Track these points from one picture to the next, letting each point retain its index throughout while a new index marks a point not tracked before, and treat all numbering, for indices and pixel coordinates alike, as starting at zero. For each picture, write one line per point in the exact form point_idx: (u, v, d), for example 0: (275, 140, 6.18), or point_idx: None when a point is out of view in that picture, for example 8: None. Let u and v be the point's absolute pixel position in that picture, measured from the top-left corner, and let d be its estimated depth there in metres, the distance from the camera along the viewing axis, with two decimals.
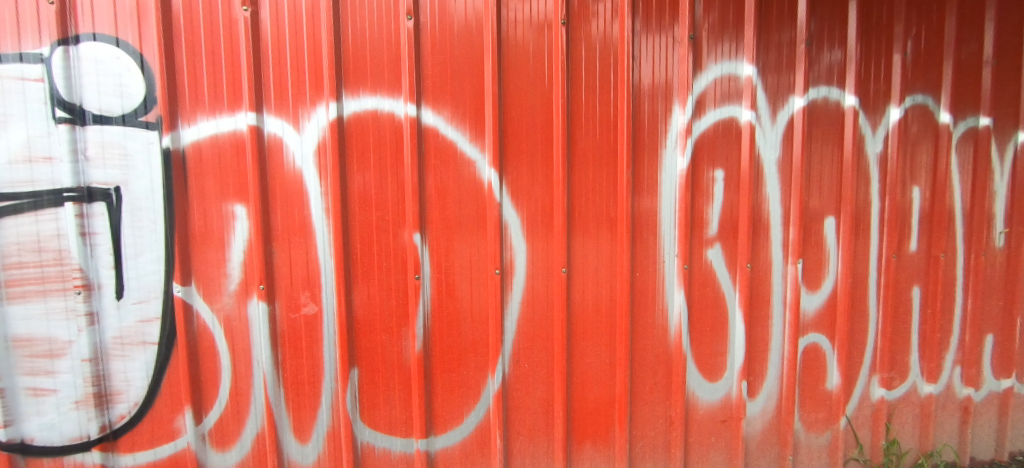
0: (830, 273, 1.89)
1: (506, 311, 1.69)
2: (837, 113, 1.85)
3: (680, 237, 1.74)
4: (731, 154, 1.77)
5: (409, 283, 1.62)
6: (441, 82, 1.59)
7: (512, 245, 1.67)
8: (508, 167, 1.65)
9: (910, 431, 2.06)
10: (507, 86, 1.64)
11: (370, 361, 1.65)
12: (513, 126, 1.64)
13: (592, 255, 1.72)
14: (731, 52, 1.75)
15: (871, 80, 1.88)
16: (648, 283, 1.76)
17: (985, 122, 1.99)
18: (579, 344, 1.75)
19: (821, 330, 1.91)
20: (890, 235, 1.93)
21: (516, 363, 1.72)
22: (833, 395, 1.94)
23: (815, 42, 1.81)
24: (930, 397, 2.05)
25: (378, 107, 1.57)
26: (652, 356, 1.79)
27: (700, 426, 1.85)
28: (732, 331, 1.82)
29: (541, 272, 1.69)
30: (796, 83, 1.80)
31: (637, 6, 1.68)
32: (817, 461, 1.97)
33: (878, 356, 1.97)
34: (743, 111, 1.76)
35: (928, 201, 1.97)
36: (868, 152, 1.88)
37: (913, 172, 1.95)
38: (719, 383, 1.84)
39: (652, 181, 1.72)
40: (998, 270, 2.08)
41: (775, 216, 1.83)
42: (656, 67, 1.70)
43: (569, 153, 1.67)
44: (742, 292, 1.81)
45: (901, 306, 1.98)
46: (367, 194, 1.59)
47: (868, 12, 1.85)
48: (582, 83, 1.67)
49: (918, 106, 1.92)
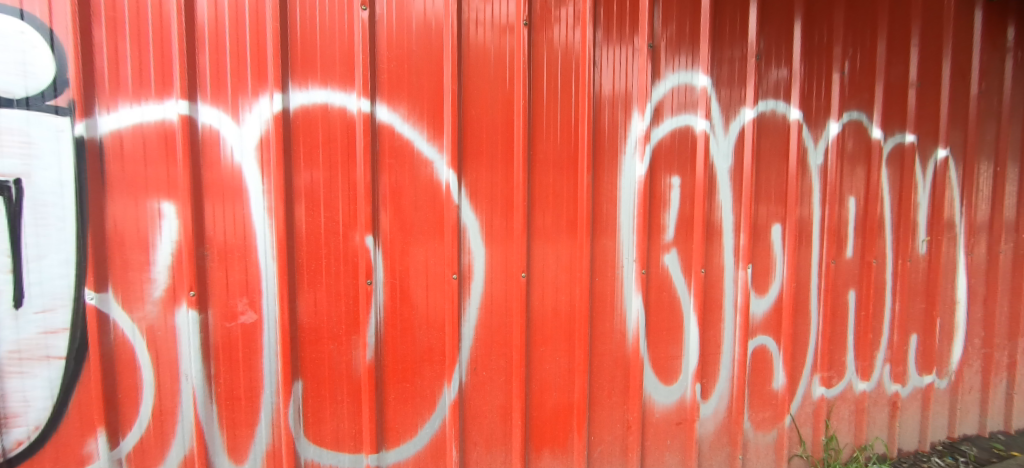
0: (776, 278, 1.98)
1: (464, 318, 1.63)
2: (783, 126, 1.95)
3: (638, 242, 1.76)
4: (687, 162, 1.82)
5: (360, 289, 1.53)
6: (398, 77, 1.52)
7: (470, 249, 1.62)
8: (468, 169, 1.60)
9: (847, 426, 2.19)
10: (467, 86, 1.59)
11: (316, 372, 1.53)
12: (474, 127, 1.60)
13: (552, 260, 1.70)
14: (687, 63, 1.80)
15: (814, 97, 1.99)
16: (608, 288, 1.76)
17: (910, 139, 2.17)
18: (538, 350, 1.72)
19: (768, 333, 1.99)
20: (828, 242, 2.05)
21: (474, 371, 1.66)
22: (778, 395, 2.03)
23: (764, 58, 1.90)
24: (864, 394, 2.20)
25: (328, 101, 1.47)
26: (611, 361, 1.79)
27: (657, 429, 1.87)
28: (686, 335, 1.86)
29: (500, 277, 1.65)
30: (747, 96, 1.88)
31: (599, 13, 1.69)
32: (765, 459, 2.05)
33: (818, 356, 2.09)
34: (698, 121, 1.81)
35: (861, 211, 2.12)
36: (810, 164, 2.00)
37: (849, 184, 2.09)
38: (674, 386, 1.87)
39: (612, 187, 1.73)
40: (920, 275, 2.27)
41: (727, 222, 1.89)
42: (617, 75, 1.72)
43: (531, 156, 1.65)
44: (696, 296, 1.85)
45: (838, 308, 2.11)
46: (315, 193, 1.48)
47: (811, 32, 1.97)
48: (544, 87, 1.65)
49: (853, 122, 2.06)
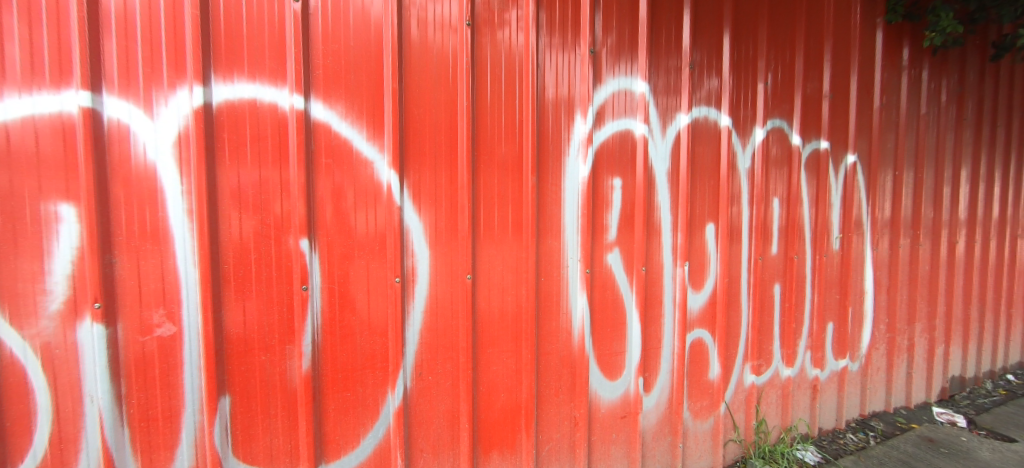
0: (711, 274, 2.11)
1: (408, 321, 1.59)
2: (715, 131, 2.08)
3: (582, 242, 1.80)
4: (628, 165, 1.88)
5: (294, 295, 1.44)
6: (334, 73, 1.45)
7: (414, 251, 1.58)
8: (411, 169, 1.56)
9: (775, 410, 2.36)
10: (409, 85, 1.55)
11: (245, 386, 1.42)
12: (416, 127, 1.56)
13: (498, 261, 1.70)
14: (627, 69, 1.86)
15: (742, 106, 2.14)
16: (553, 288, 1.79)
17: (824, 145, 2.39)
18: (485, 352, 1.71)
19: (704, 326, 2.11)
20: (756, 240, 2.21)
21: (420, 376, 1.62)
22: (714, 385, 2.16)
23: (698, 68, 2.02)
24: (789, 379, 2.38)
25: (257, 97, 1.37)
26: (557, 360, 1.82)
27: (603, 423, 1.92)
28: (629, 331, 1.93)
29: (445, 279, 1.62)
30: (682, 103, 1.98)
31: (542, 18, 1.71)
32: (703, 445, 2.16)
33: (749, 346, 2.24)
34: (638, 125, 1.89)
35: (784, 211, 2.30)
36: (739, 168, 2.14)
37: (773, 186, 2.26)
38: (618, 381, 1.93)
39: (556, 188, 1.76)
40: (835, 269, 2.50)
41: (666, 222, 1.98)
42: (560, 80, 1.75)
43: (475, 157, 1.64)
44: (638, 293, 1.93)
45: (765, 301, 2.28)
46: (243, 194, 1.38)
47: (738, 45, 2.11)
48: (488, 89, 1.65)
49: (776, 129, 2.24)
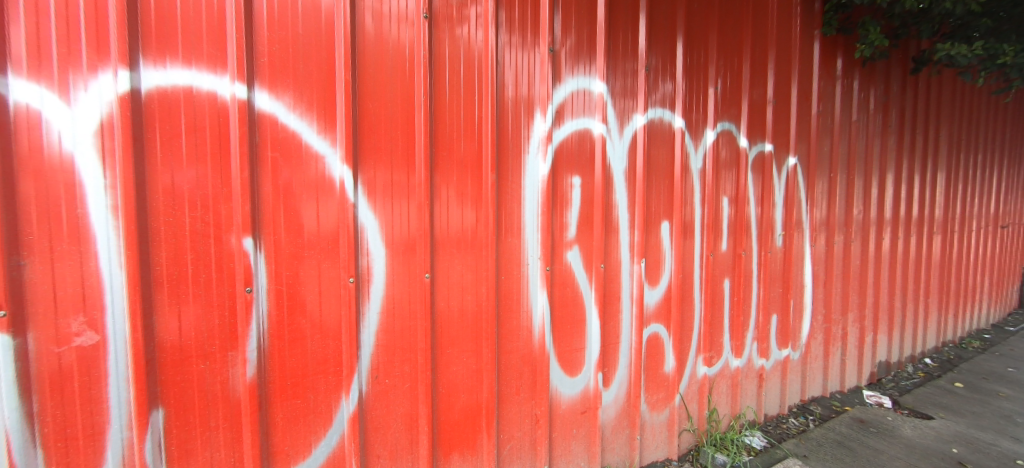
0: (666, 271, 2.18)
1: (363, 323, 1.53)
2: (669, 132, 2.15)
3: (542, 240, 1.81)
4: (586, 163, 1.91)
5: (237, 298, 1.34)
6: (281, 61, 1.37)
7: (369, 250, 1.53)
8: (365, 165, 1.50)
9: (725, 399, 2.48)
10: (363, 78, 1.49)
11: (180, 398, 1.29)
12: (371, 121, 1.51)
13: (458, 260, 1.67)
14: (586, 69, 1.89)
15: (694, 109, 2.23)
16: (514, 286, 1.78)
17: (768, 148, 2.54)
18: (445, 352, 1.67)
19: (660, 321, 2.18)
20: (707, 236, 2.31)
21: (376, 379, 1.56)
22: (669, 377, 2.24)
23: (653, 72, 2.08)
24: (737, 369, 2.51)
25: (193, 84, 1.25)
26: (518, 358, 1.81)
27: (563, 419, 1.94)
28: (588, 327, 1.96)
29: (403, 279, 1.57)
30: (638, 105, 2.04)
31: (501, 16, 1.70)
32: (659, 436, 2.23)
33: (701, 339, 2.34)
34: (596, 124, 1.92)
35: (733, 209, 2.42)
36: (692, 168, 2.23)
37: (723, 186, 2.37)
38: (578, 377, 1.95)
39: (516, 186, 1.76)
40: (778, 264, 2.66)
41: (623, 221, 2.03)
42: (519, 78, 1.75)
43: (433, 154, 1.60)
44: (597, 289, 1.96)
45: (716, 296, 2.39)
46: (178, 189, 1.25)
47: (691, 50, 2.19)
48: (446, 84, 1.62)
49: (725, 132, 2.35)
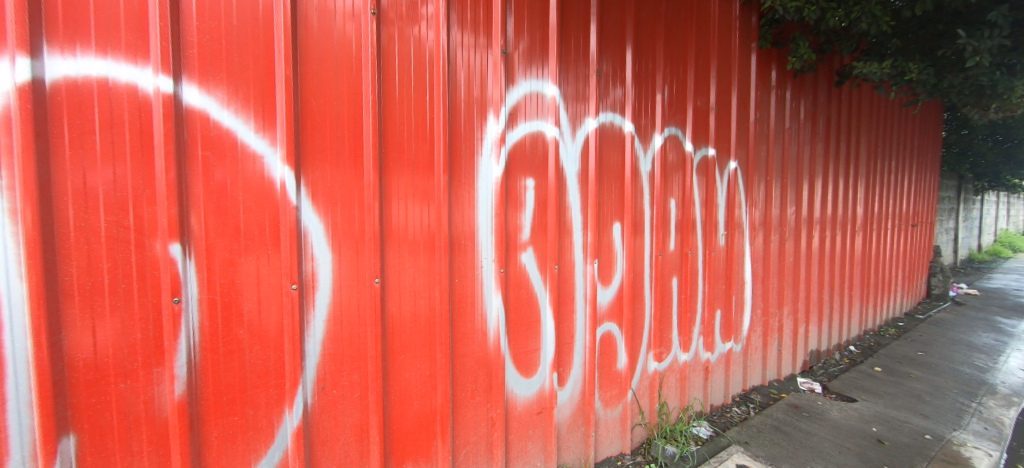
0: (618, 271, 2.25)
1: (308, 332, 1.46)
2: (620, 136, 2.22)
3: (496, 242, 1.81)
4: (540, 166, 1.93)
5: (163, 310, 1.23)
6: (212, 53, 1.27)
7: (313, 255, 1.45)
8: (309, 166, 1.43)
9: (674, 392, 2.60)
10: (305, 74, 1.42)
11: (96, 422, 1.16)
12: (314, 119, 1.44)
13: (410, 264, 1.63)
14: (538, 73, 1.91)
15: (643, 114, 2.32)
16: (468, 289, 1.77)
17: (711, 153, 2.68)
18: (396, 359, 1.63)
19: (613, 320, 2.24)
20: (656, 236, 2.41)
21: (322, 390, 1.49)
22: (622, 374, 2.31)
23: (603, 77, 2.14)
24: (685, 363, 2.63)
25: (109, 75, 1.13)
26: (473, 362, 1.80)
27: (519, 420, 1.95)
28: (542, 328, 1.98)
29: (350, 284, 1.51)
30: (590, 109, 2.09)
31: (453, 16, 1.68)
32: (613, 432, 2.29)
33: (652, 336, 2.43)
34: (549, 127, 1.95)
35: (680, 210, 2.54)
36: (641, 171, 2.31)
37: (671, 188, 2.48)
38: (533, 378, 1.97)
39: (469, 188, 1.74)
40: (722, 262, 2.82)
41: (576, 222, 2.07)
42: (472, 79, 1.74)
43: (382, 155, 1.55)
44: (551, 290, 1.99)
45: (665, 294, 2.49)
46: (91, 191, 1.13)
47: (639, 57, 2.28)
48: (396, 84, 1.57)
49: (672, 137, 2.46)
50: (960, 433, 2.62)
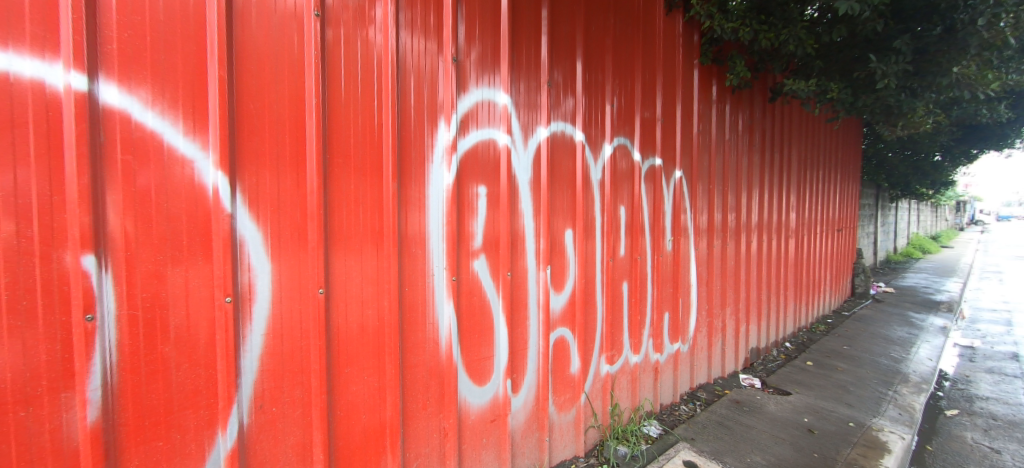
0: (570, 277, 2.30)
1: (244, 348, 1.37)
2: (571, 145, 2.28)
3: (447, 250, 1.80)
4: (491, 173, 1.94)
5: (73, 329, 1.11)
6: (135, 49, 1.17)
7: (250, 265, 1.37)
8: (245, 171, 1.35)
9: (626, 393, 2.68)
10: (241, 74, 1.34)
11: None
12: (251, 122, 1.36)
13: (357, 273, 1.58)
14: (489, 81, 1.93)
15: (593, 124, 2.39)
16: (418, 297, 1.74)
17: (658, 163, 2.81)
18: (342, 372, 1.57)
19: (565, 325, 2.29)
20: (607, 243, 2.49)
21: (261, 408, 1.41)
22: (575, 378, 2.35)
23: (554, 87, 2.19)
24: (636, 365, 2.72)
25: (10, 69, 1.01)
26: (424, 371, 1.77)
27: (473, 429, 1.93)
28: (496, 335, 1.99)
29: (292, 296, 1.44)
30: (541, 118, 2.13)
31: (403, 20, 1.66)
32: (567, 436, 2.33)
33: (604, 339, 2.50)
34: (501, 135, 1.97)
35: (629, 217, 2.64)
36: (592, 178, 2.39)
37: (621, 196, 2.57)
38: (486, 385, 1.97)
39: (420, 195, 1.72)
40: (669, 266, 2.95)
41: (528, 229, 2.11)
42: (422, 86, 1.72)
43: (327, 160, 1.50)
44: (503, 297, 2.00)
45: (616, 298, 2.57)
46: None
47: (589, 69, 2.35)
48: (342, 88, 1.53)
49: (621, 146, 2.56)
50: (878, 419, 2.89)
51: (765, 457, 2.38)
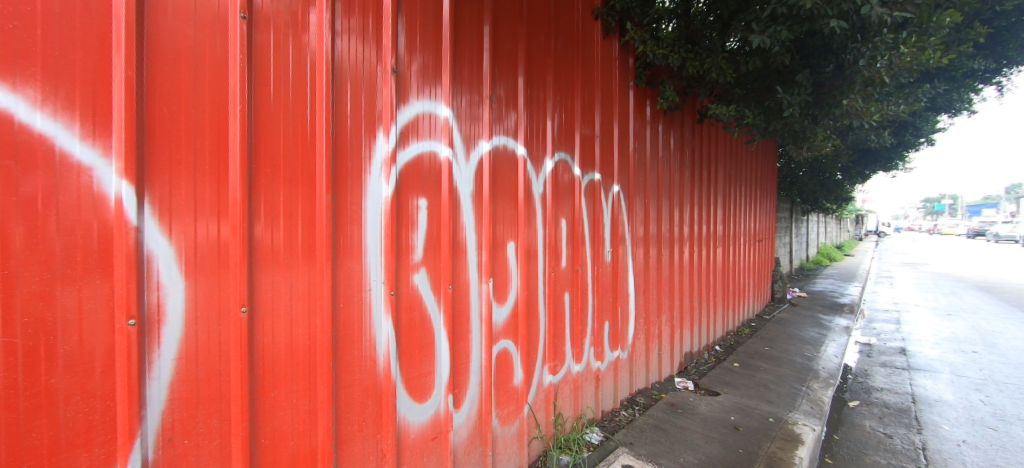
0: (513, 289, 2.34)
1: (151, 375, 1.23)
2: (513, 159, 2.34)
3: (386, 263, 1.75)
4: (432, 185, 1.94)
5: None
6: (22, 43, 1.05)
7: (160, 283, 1.24)
8: (155, 180, 1.22)
9: (569, 402, 2.74)
10: (153, 73, 1.22)
11: None
12: (165, 127, 1.24)
13: (286, 289, 1.49)
14: (430, 94, 1.93)
15: (534, 139, 2.47)
16: (354, 314, 1.67)
17: (597, 177, 2.95)
18: (268, 396, 1.46)
19: (508, 337, 2.32)
20: (549, 256, 2.56)
21: (170, 442, 1.27)
22: (518, 390, 2.38)
23: (497, 102, 2.24)
24: (578, 374, 2.80)
25: None
26: (360, 391, 1.70)
27: (413, 448, 1.88)
28: (437, 350, 1.96)
29: (209, 316, 1.33)
30: (483, 132, 2.17)
31: (340, 27, 1.62)
32: (510, 448, 2.33)
33: (546, 350, 2.55)
34: (442, 148, 1.97)
35: (570, 229, 2.74)
36: (534, 192, 2.46)
37: (562, 209, 2.67)
38: (427, 402, 1.93)
39: (356, 207, 1.67)
40: (609, 277, 3.08)
41: (470, 241, 2.11)
42: (359, 94, 1.68)
43: (252, 170, 1.41)
44: (444, 311, 1.98)
45: (558, 308, 2.64)
46: None
47: (531, 86, 2.44)
48: (271, 94, 1.45)
49: (563, 161, 2.66)
50: (794, 413, 3.17)
51: (696, 456, 2.52)
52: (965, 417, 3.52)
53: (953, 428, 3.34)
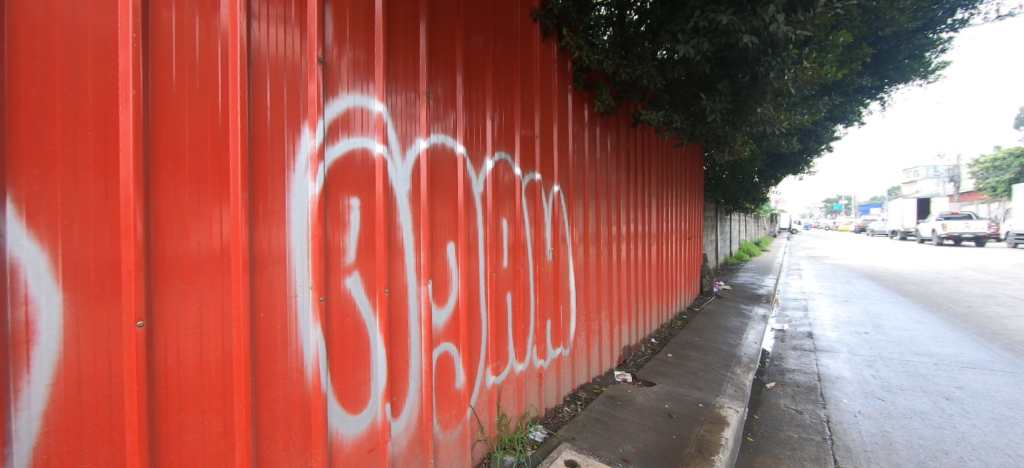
0: (453, 291, 2.30)
1: (18, 406, 1.03)
2: (452, 158, 2.30)
3: (313, 268, 1.64)
4: (365, 184, 1.84)
5: None
6: None
7: (29, 297, 1.05)
8: (20, 175, 1.03)
9: (512, 402, 2.74)
10: (16, 50, 1.04)
11: None
12: (34, 113, 1.06)
13: (194, 299, 1.33)
14: (362, 89, 1.84)
15: (473, 138, 2.45)
16: (277, 323, 1.54)
17: (538, 178, 3.00)
18: (172, 420, 1.29)
19: (449, 340, 2.27)
20: (489, 255, 2.55)
21: None
22: (460, 393, 2.34)
23: (434, 99, 2.19)
24: (521, 374, 2.82)
25: None
26: (286, 406, 1.57)
27: (347, 462, 1.78)
28: (372, 357, 1.87)
29: (96, 333, 1.15)
30: (419, 130, 2.11)
31: (258, 10, 1.48)
32: (453, 454, 2.29)
33: (488, 351, 2.54)
34: (375, 145, 1.89)
35: (512, 229, 2.75)
36: (474, 191, 2.44)
37: (503, 209, 2.67)
38: (362, 413, 1.83)
39: (278, 207, 1.54)
40: (550, 276, 3.14)
41: (407, 242, 2.04)
42: (281, 86, 1.55)
43: (150, 165, 1.24)
44: (380, 316, 1.90)
45: (500, 308, 2.64)
46: None
47: (470, 85, 2.41)
48: (172, 78, 1.28)
49: (503, 161, 2.67)
50: (720, 398, 3.43)
51: (634, 446, 2.63)
52: (859, 391, 4.02)
53: (851, 401, 3.79)
